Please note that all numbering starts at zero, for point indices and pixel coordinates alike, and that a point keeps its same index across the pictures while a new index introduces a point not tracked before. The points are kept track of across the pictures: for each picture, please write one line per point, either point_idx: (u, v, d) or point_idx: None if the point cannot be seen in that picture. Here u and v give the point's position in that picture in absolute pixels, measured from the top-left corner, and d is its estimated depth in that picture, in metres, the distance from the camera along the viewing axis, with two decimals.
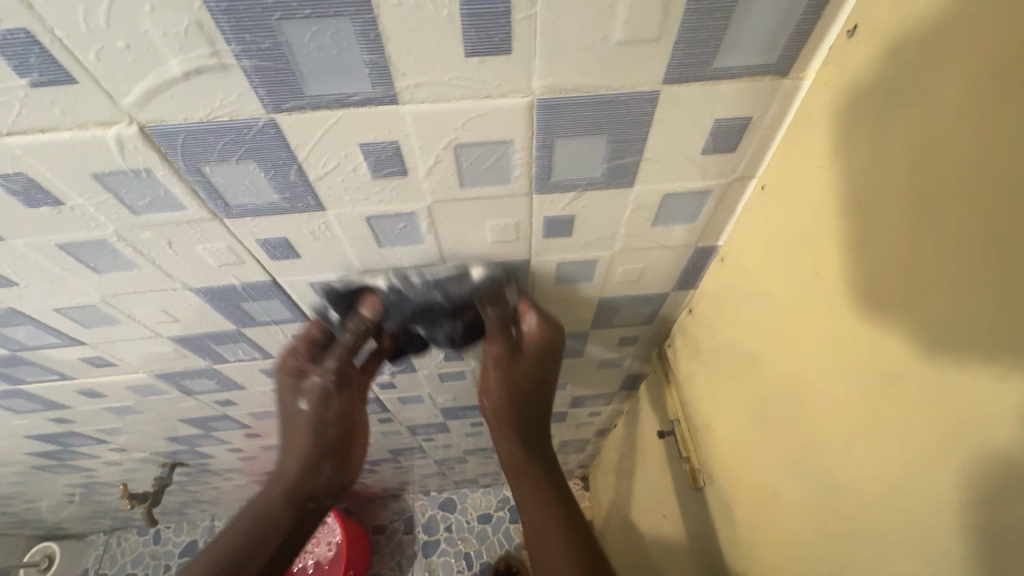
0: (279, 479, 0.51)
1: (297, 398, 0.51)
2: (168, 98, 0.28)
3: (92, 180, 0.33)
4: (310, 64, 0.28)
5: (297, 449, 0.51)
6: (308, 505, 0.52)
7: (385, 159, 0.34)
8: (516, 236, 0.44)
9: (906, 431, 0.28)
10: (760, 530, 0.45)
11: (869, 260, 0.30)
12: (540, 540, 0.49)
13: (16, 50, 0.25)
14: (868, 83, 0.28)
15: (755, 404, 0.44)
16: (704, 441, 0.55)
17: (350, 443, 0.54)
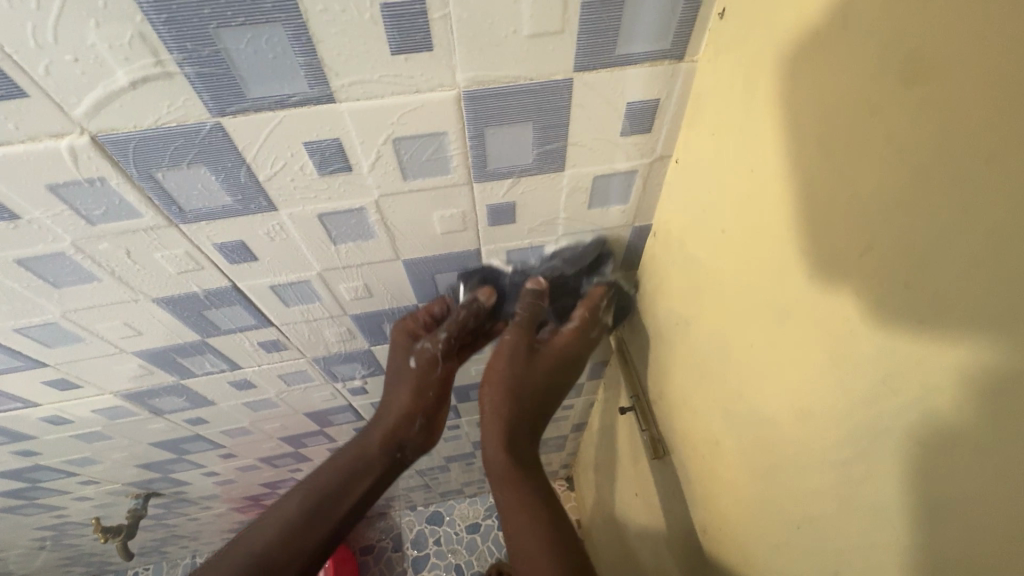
0: (378, 423, 0.56)
1: (407, 356, 0.56)
2: (118, 107, 0.31)
3: (47, 192, 0.35)
4: (248, 69, 0.30)
5: (403, 397, 0.57)
6: (398, 454, 0.57)
7: (329, 156, 0.37)
8: (463, 226, 0.47)
9: (856, 392, 0.29)
10: (716, 495, 0.47)
11: (808, 226, 0.30)
12: (524, 544, 0.49)
13: None
14: (785, 52, 0.29)
15: (705, 375, 0.46)
16: (660, 412, 0.59)
17: (438, 413, 0.59)
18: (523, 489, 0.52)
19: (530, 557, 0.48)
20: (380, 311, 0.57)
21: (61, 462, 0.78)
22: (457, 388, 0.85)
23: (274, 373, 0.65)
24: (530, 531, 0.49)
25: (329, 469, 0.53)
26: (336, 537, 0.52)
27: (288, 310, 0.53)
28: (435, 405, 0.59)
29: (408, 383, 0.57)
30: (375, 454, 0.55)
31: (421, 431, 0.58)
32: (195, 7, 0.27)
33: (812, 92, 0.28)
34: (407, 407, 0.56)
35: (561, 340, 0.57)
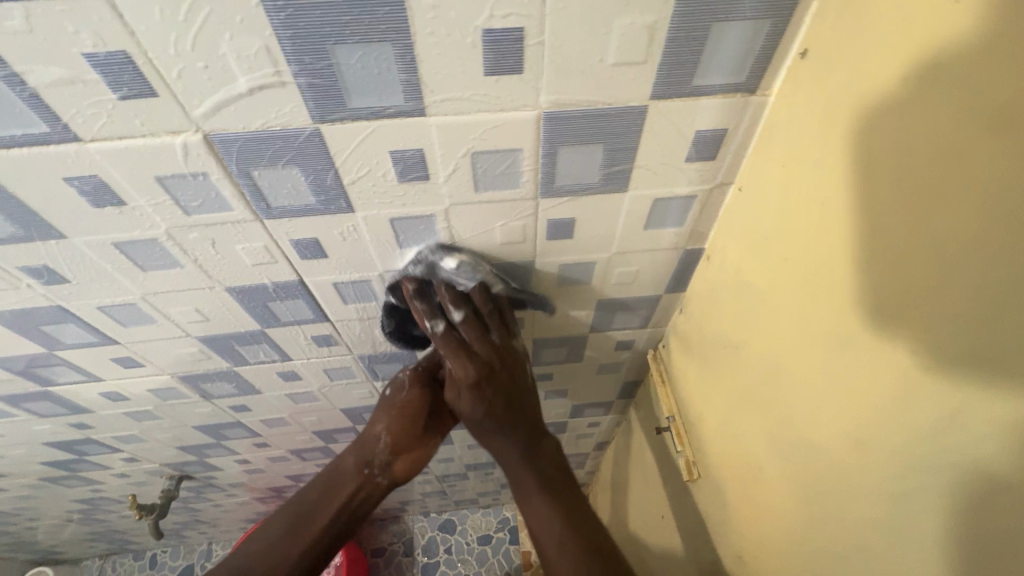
0: (353, 445, 0.58)
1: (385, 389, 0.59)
2: (233, 110, 0.34)
3: (155, 183, 0.38)
4: (354, 82, 0.33)
5: (376, 420, 0.58)
6: (371, 472, 0.57)
7: (411, 165, 0.39)
8: (522, 238, 0.48)
9: (912, 426, 0.29)
10: (751, 516, 0.48)
11: (872, 260, 0.31)
12: (540, 528, 0.48)
13: (113, 68, 0.30)
14: (860, 93, 0.30)
15: (752, 397, 0.47)
16: (698, 435, 0.59)
17: (416, 439, 0.58)
18: (530, 485, 0.50)
19: (548, 542, 0.48)
20: None
21: (109, 437, 0.82)
22: None
23: (321, 367, 0.68)
24: (540, 509, 0.49)
25: (308, 489, 0.57)
26: (317, 556, 0.54)
27: (345, 307, 0.56)
28: (411, 429, 0.58)
29: (383, 411, 0.58)
30: (349, 475, 0.57)
31: (394, 453, 0.58)
32: (318, 27, 0.30)
33: (886, 130, 0.29)
34: (378, 433, 0.58)
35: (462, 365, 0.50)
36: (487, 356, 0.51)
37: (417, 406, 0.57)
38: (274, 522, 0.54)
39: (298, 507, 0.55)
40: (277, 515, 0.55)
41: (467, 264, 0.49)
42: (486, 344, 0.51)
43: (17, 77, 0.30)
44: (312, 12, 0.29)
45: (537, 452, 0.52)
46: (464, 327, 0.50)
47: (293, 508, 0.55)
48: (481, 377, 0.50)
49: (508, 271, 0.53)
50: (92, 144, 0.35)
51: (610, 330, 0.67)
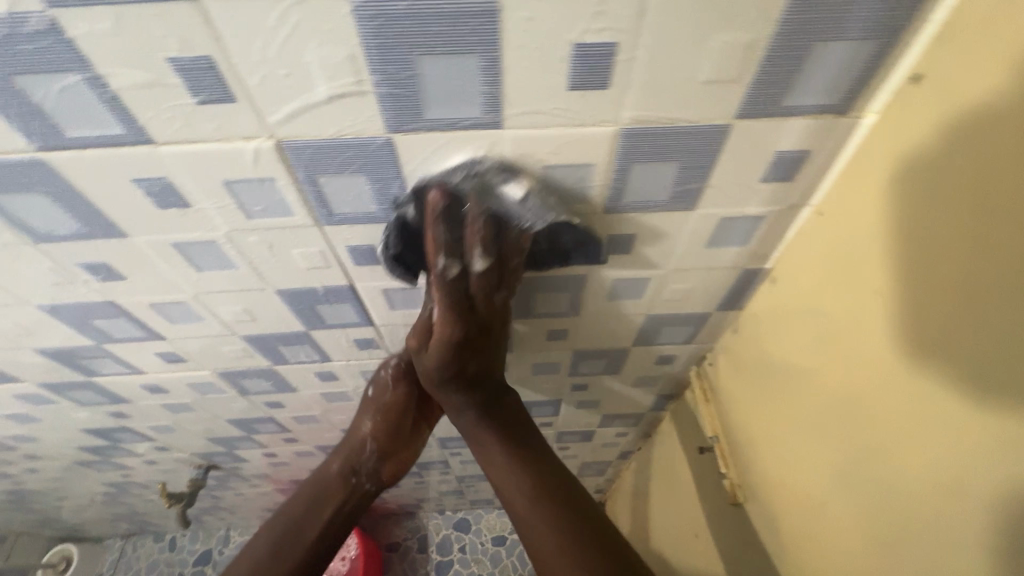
0: (337, 454, 0.65)
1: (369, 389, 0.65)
2: (309, 118, 0.33)
3: (222, 186, 0.38)
4: (434, 93, 0.32)
5: (364, 416, 0.65)
6: (353, 479, 0.64)
7: (479, 177, 0.38)
8: (580, 252, 0.47)
9: (989, 458, 0.30)
10: (786, 511, 0.50)
11: (951, 289, 0.31)
12: (508, 492, 0.52)
13: (195, 72, 0.30)
14: (959, 120, 0.29)
15: (807, 415, 0.46)
16: (745, 457, 0.57)
17: (396, 438, 0.66)
18: (491, 451, 0.54)
19: (514, 493, 0.51)
20: None
21: (144, 427, 0.82)
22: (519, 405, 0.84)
23: (359, 369, 0.68)
24: (511, 474, 0.52)
25: (285, 513, 0.60)
26: (315, 556, 0.59)
27: (392, 312, 0.55)
28: (392, 433, 0.65)
29: (367, 413, 0.65)
30: (334, 480, 0.63)
31: (376, 459, 0.65)
32: (406, 37, 0.29)
33: (965, 142, 0.29)
34: (364, 432, 0.65)
35: (447, 323, 0.45)
36: (466, 330, 0.46)
37: (399, 407, 0.65)
38: (257, 542, 0.58)
39: (280, 525, 0.59)
40: (261, 534, 0.59)
41: (537, 193, 0.39)
42: (463, 308, 0.45)
43: (99, 79, 0.30)
44: (403, 22, 0.28)
45: (495, 413, 0.55)
46: (479, 279, 0.42)
47: (271, 529, 0.59)
48: (460, 343, 0.47)
49: (547, 233, 0.43)
50: (165, 147, 0.34)
51: (654, 345, 0.65)
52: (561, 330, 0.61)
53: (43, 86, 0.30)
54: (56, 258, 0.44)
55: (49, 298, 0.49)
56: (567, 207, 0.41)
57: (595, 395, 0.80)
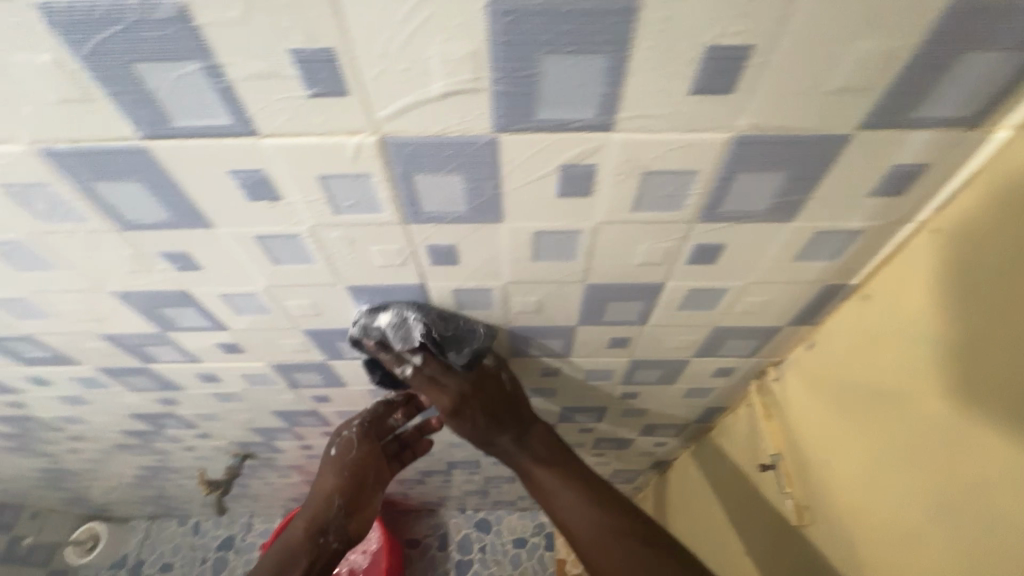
0: (303, 513, 0.70)
1: (330, 449, 0.73)
2: (417, 113, 0.32)
3: (316, 180, 0.37)
4: (550, 93, 0.31)
5: (326, 475, 0.71)
6: (321, 538, 0.69)
7: (577, 180, 0.37)
8: (662, 261, 0.46)
9: None
10: (868, 540, 0.49)
11: None
12: (561, 508, 0.60)
13: (315, 64, 0.29)
14: None
15: (899, 443, 0.46)
16: (816, 478, 0.56)
17: (359, 495, 0.73)
18: (556, 484, 0.61)
19: (574, 517, 0.59)
20: (537, 326, 0.58)
21: (189, 415, 0.83)
22: (563, 411, 0.83)
23: None
24: (559, 491, 0.60)
25: (268, 559, 0.68)
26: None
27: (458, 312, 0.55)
28: (355, 488, 0.72)
29: (331, 470, 0.71)
30: (302, 542, 0.69)
31: (342, 516, 0.71)
32: (536, 35, 0.28)
33: None
34: (328, 489, 0.71)
35: (437, 398, 0.56)
36: (458, 386, 0.57)
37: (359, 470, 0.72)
38: None
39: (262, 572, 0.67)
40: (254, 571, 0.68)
41: (396, 319, 0.52)
42: (447, 371, 0.56)
43: (218, 68, 0.29)
44: (536, 18, 0.27)
45: (530, 443, 0.63)
46: (429, 365, 0.55)
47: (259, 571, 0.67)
48: (457, 407, 0.57)
49: (440, 322, 0.52)
50: (268, 138, 0.34)
51: (715, 355, 0.64)
52: (622, 338, 0.60)
53: (161, 73, 0.29)
54: (138, 246, 0.43)
55: (123, 285, 0.49)
56: (440, 311, 0.52)
57: (642, 403, 0.79)
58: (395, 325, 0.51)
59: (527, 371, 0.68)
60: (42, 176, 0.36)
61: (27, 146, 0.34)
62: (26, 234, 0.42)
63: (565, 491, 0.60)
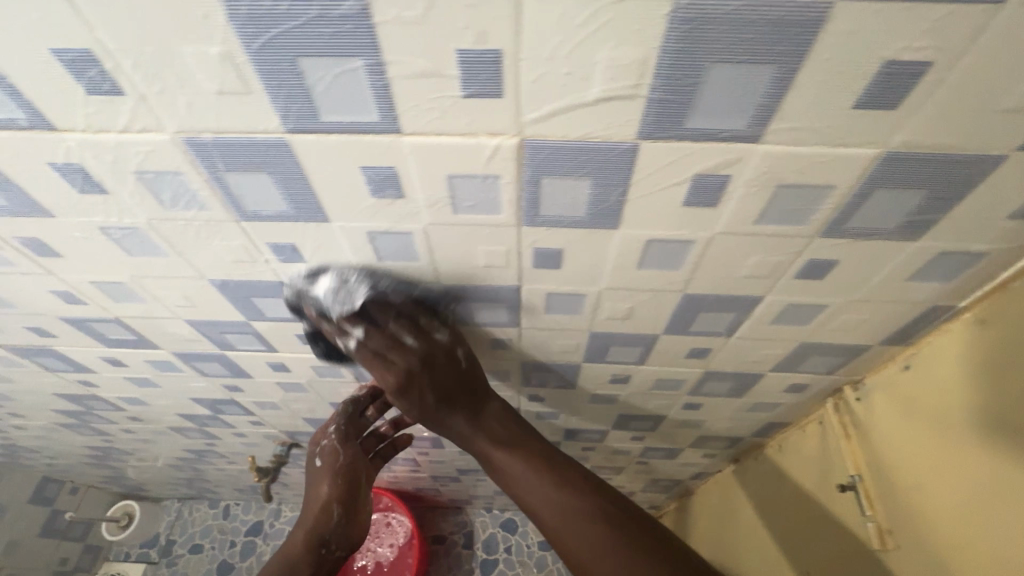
0: (301, 525, 0.71)
1: (315, 460, 0.74)
2: (565, 118, 0.32)
3: (444, 180, 0.37)
4: (707, 102, 0.30)
5: (319, 483, 0.72)
6: (323, 547, 0.70)
7: (707, 190, 0.37)
8: (769, 274, 0.45)
9: None
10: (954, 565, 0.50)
11: None
12: (524, 490, 0.56)
13: (477, 66, 0.29)
14: None
15: (994, 474, 0.46)
16: (904, 502, 0.55)
17: (354, 500, 0.73)
18: (495, 452, 0.57)
19: (534, 493, 0.55)
20: (620, 333, 0.57)
21: (249, 402, 0.83)
22: (620, 418, 0.82)
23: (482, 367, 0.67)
24: (518, 471, 0.56)
25: (274, 565, 0.69)
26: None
27: (544, 315, 0.54)
28: (351, 491, 0.72)
29: (324, 480, 0.72)
30: (305, 551, 0.69)
31: (341, 523, 0.72)
32: (711, 42, 0.27)
33: None
34: (325, 498, 0.71)
35: (389, 372, 0.51)
36: (410, 367, 0.51)
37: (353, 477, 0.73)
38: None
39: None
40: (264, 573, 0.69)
41: (340, 282, 0.48)
42: (411, 345, 0.51)
43: (380, 66, 0.29)
44: (715, 27, 0.27)
45: (486, 423, 0.57)
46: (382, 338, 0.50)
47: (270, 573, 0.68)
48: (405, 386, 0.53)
49: (391, 285, 0.50)
50: (409, 137, 0.34)
51: (793, 370, 0.63)
52: (702, 348, 0.59)
53: (324, 69, 0.30)
54: (250, 236, 0.44)
55: (223, 274, 0.49)
56: (394, 276, 0.49)
57: (703, 414, 0.78)
58: (377, 280, 0.48)
59: (595, 376, 0.68)
60: (177, 165, 0.37)
61: (170, 134, 0.34)
62: (145, 220, 0.42)
63: (523, 466, 0.56)
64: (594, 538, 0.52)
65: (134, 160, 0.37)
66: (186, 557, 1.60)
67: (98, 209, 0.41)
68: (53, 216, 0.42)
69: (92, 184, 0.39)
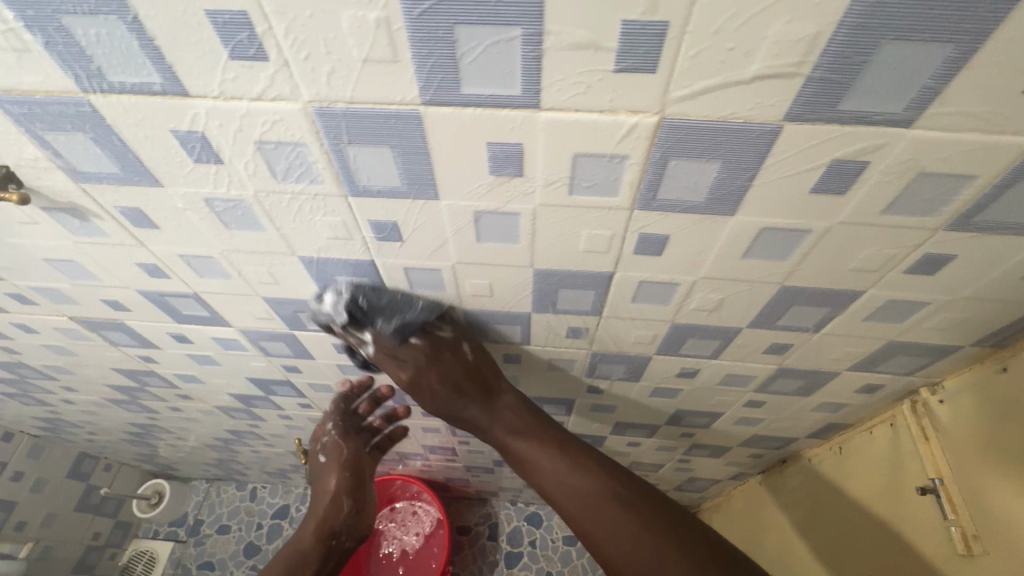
0: (312, 516, 0.78)
1: (320, 456, 0.79)
2: (713, 97, 0.31)
3: (569, 159, 0.36)
4: (868, 82, 0.30)
5: (330, 471, 0.78)
6: (332, 539, 0.78)
7: (841, 176, 0.36)
8: (878, 267, 0.44)
9: None
10: None
11: None
12: (546, 477, 0.57)
13: (639, 38, 0.28)
14: None
15: None
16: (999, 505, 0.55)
17: (356, 488, 0.79)
18: (511, 436, 0.59)
19: (551, 478, 0.56)
20: (702, 325, 0.56)
21: (303, 384, 0.83)
22: (675, 413, 0.81)
23: (548, 357, 0.66)
24: (537, 458, 0.57)
25: (290, 548, 0.78)
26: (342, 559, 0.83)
27: (628, 305, 0.54)
28: (355, 485, 0.79)
29: (331, 474, 0.78)
30: (315, 537, 0.77)
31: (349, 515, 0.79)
32: (892, 17, 0.26)
33: None
34: (333, 492, 0.78)
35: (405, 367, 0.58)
36: (412, 361, 0.57)
37: (353, 471, 0.78)
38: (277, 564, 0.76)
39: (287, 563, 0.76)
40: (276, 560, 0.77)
41: (336, 297, 0.54)
42: (421, 345, 0.56)
43: (539, 35, 0.29)
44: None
45: (501, 412, 0.59)
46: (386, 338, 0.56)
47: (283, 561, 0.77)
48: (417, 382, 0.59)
49: (370, 293, 0.53)
50: (547, 112, 0.33)
51: (871, 369, 0.62)
52: (782, 344, 0.58)
53: (479, 37, 0.29)
54: (353, 212, 0.43)
55: (314, 251, 0.49)
56: (372, 282, 0.53)
57: (764, 411, 0.77)
58: (372, 293, 0.53)
59: (663, 369, 0.67)
60: (301, 135, 0.36)
61: (303, 104, 0.34)
62: (252, 193, 0.42)
63: (539, 451, 0.58)
64: (613, 520, 0.53)
65: (259, 130, 0.36)
66: (213, 538, 1.60)
67: (209, 179, 0.41)
68: (161, 185, 0.42)
69: (209, 153, 0.39)
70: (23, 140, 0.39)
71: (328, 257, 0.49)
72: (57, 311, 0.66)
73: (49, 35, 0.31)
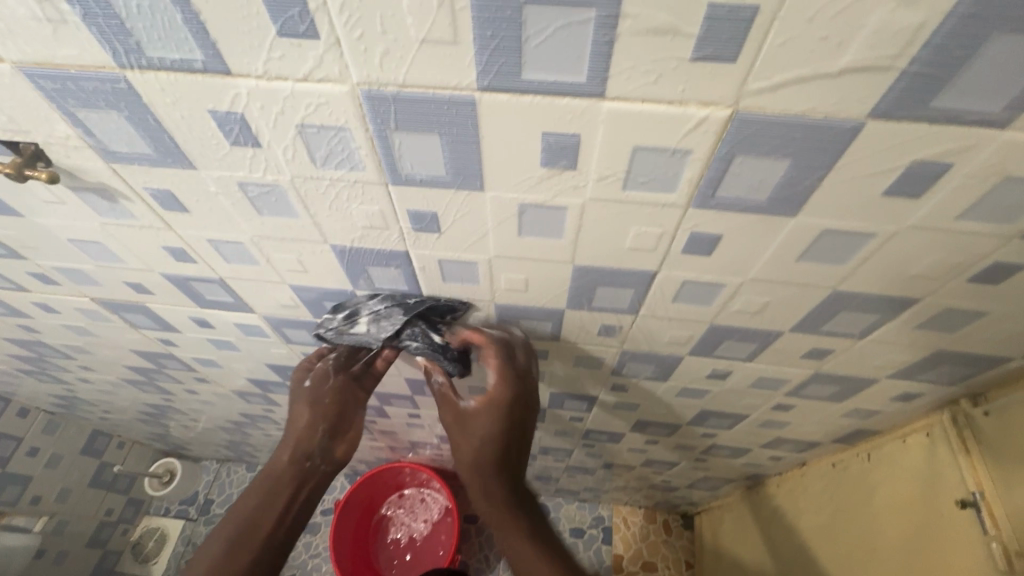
0: (286, 442, 0.60)
1: (304, 380, 0.62)
2: (793, 91, 0.29)
3: (628, 152, 0.34)
4: (967, 80, 0.27)
5: (306, 398, 0.61)
6: (308, 462, 0.60)
7: (919, 179, 0.34)
8: (939, 274, 0.42)
9: None
10: None
11: None
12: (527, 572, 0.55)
13: (724, 24, 0.26)
14: None
15: None
16: None
17: (343, 420, 0.61)
18: (515, 510, 0.57)
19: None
20: (742, 328, 0.54)
21: None
22: (701, 413, 0.79)
23: (576, 354, 0.65)
24: (528, 552, 0.55)
25: (235, 518, 0.57)
26: (265, 557, 0.56)
27: (668, 305, 0.52)
28: (340, 413, 0.62)
29: (306, 403, 0.61)
30: (287, 469, 0.59)
31: (330, 440, 0.61)
32: (1005, 8, 0.24)
33: None
34: (309, 420, 0.60)
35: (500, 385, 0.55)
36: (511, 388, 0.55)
37: (339, 398, 0.61)
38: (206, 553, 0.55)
39: (230, 541, 0.55)
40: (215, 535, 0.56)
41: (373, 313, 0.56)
42: (515, 375, 0.56)
43: (614, 19, 0.27)
44: None
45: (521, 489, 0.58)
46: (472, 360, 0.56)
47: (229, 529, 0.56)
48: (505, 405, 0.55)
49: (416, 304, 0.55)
50: (611, 103, 0.31)
51: (911, 378, 0.60)
52: (823, 349, 0.56)
53: (548, 19, 0.27)
54: (393, 202, 0.41)
55: (348, 240, 0.47)
56: (402, 269, 0.51)
57: (793, 415, 0.75)
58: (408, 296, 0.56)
59: (695, 370, 0.65)
60: (345, 120, 0.34)
61: (351, 86, 0.32)
62: (288, 178, 0.40)
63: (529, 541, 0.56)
64: None
65: (301, 113, 0.34)
66: (223, 517, 1.60)
67: (244, 163, 0.39)
68: (194, 168, 0.41)
69: (248, 136, 0.37)
70: (53, 116, 0.38)
71: (362, 244, 0.47)
72: (78, 292, 0.65)
73: (88, 5, 0.30)
